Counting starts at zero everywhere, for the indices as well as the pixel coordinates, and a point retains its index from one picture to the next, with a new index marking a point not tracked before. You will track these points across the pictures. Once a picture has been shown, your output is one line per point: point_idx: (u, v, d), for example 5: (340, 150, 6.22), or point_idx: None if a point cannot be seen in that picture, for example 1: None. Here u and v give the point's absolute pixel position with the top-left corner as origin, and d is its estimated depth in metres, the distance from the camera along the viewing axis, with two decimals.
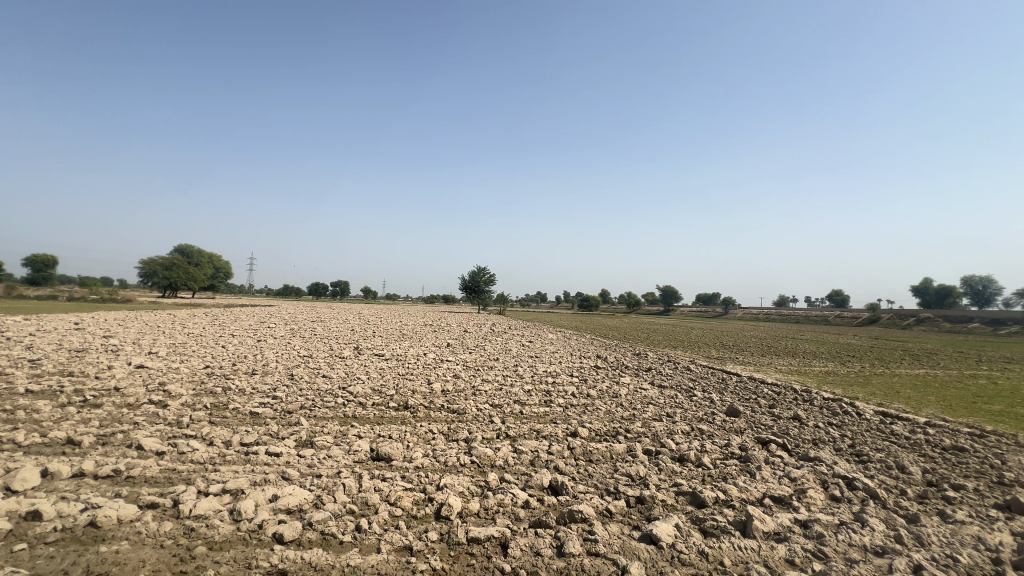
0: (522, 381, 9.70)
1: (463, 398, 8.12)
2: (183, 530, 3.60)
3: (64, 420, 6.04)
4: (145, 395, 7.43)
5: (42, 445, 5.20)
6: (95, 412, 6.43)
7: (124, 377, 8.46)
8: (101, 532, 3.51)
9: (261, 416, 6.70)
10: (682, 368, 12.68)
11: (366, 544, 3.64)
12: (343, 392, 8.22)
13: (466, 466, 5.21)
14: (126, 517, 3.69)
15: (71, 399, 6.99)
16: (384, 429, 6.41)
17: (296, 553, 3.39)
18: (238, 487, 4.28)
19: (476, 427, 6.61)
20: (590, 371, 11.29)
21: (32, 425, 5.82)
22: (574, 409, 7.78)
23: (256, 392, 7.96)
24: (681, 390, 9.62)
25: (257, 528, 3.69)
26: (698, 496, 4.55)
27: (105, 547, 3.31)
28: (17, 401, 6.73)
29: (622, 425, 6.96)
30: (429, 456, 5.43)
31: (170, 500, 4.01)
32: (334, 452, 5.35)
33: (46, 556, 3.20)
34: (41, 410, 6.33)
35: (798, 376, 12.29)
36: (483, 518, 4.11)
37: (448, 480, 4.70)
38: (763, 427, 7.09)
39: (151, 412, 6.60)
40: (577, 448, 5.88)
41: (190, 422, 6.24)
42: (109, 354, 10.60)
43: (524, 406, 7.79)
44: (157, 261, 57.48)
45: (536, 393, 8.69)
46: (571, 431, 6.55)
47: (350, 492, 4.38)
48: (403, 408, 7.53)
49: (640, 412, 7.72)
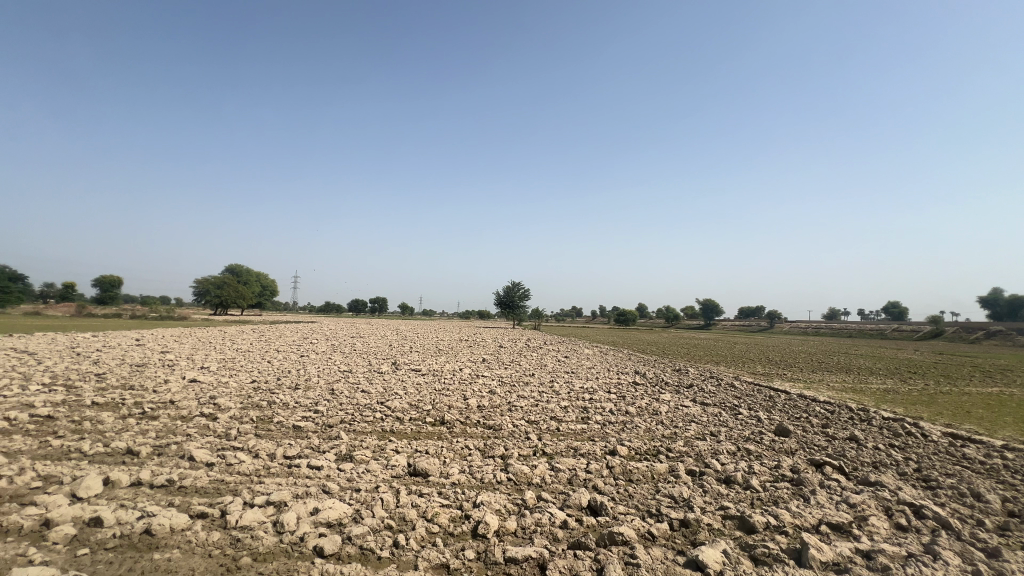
0: (559, 397, 9.57)
1: (499, 414, 8.07)
2: (230, 540, 3.71)
3: (124, 431, 6.41)
4: (197, 408, 7.79)
5: (105, 454, 5.53)
6: (152, 424, 6.79)
7: (179, 390, 8.92)
8: (154, 540, 3.66)
9: (304, 429, 6.88)
10: (726, 384, 12.17)
11: (403, 560, 3.63)
12: (381, 407, 8.34)
13: (503, 484, 5.14)
14: (177, 525, 3.85)
15: (132, 411, 7.43)
16: (421, 443, 6.45)
17: (335, 567, 3.42)
18: (282, 499, 4.39)
19: (512, 443, 6.56)
20: (628, 388, 10.98)
21: (96, 435, 6.21)
22: (612, 426, 7.59)
23: (299, 406, 8.20)
24: (726, 408, 9.24)
25: (298, 541, 3.75)
26: (747, 521, 4.31)
27: (158, 555, 3.45)
28: (84, 412, 7.22)
29: (663, 443, 6.73)
30: (465, 472, 5.41)
31: (218, 510, 4.14)
32: (373, 466, 5.41)
33: (105, 562, 3.36)
34: (105, 421, 6.75)
35: (854, 394, 11.51)
36: (519, 538, 4.02)
37: (485, 498, 4.65)
38: (816, 448, 6.70)
39: (202, 424, 6.90)
40: (615, 466, 5.71)
41: (238, 435, 6.48)
42: (166, 368, 11.23)
43: (561, 423, 7.67)
44: (210, 282, 60.76)
45: (573, 410, 8.54)
46: (610, 449, 6.38)
47: (388, 507, 4.40)
48: (439, 424, 7.55)
49: (682, 430, 7.45)
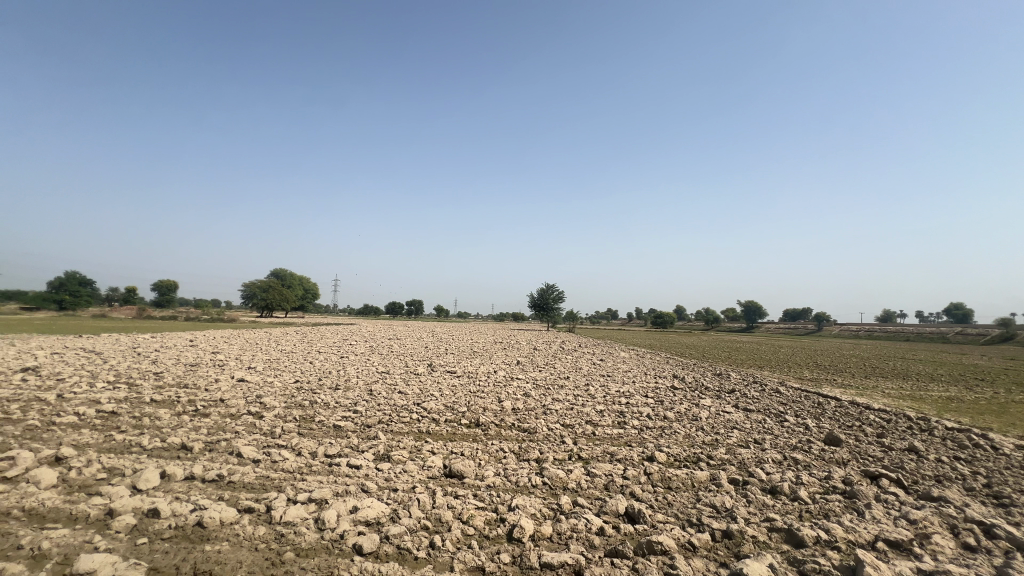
0: (595, 401, 9.43)
1: (534, 417, 8.03)
2: (275, 535, 3.84)
3: (179, 427, 6.78)
4: (245, 406, 8.16)
5: (161, 448, 5.86)
6: (204, 421, 7.16)
7: (228, 389, 9.37)
8: (206, 532, 3.84)
9: (344, 429, 7.07)
10: (770, 390, 11.65)
11: (439, 561, 3.65)
12: (417, 408, 8.47)
13: (538, 488, 5.10)
14: (227, 519, 4.02)
15: (186, 408, 7.86)
16: (456, 445, 6.50)
17: (374, 566, 3.49)
18: (323, 497, 4.51)
19: (547, 447, 6.51)
20: (666, 393, 10.68)
21: (154, 430, 6.60)
22: (650, 431, 7.41)
23: (339, 406, 8.44)
24: (770, 414, 8.85)
25: (339, 538, 3.84)
26: (795, 534, 4.09)
27: (210, 546, 3.62)
28: (144, 409, 7.69)
29: (704, 450, 6.50)
30: (500, 475, 5.40)
31: (264, 505, 4.30)
32: (409, 467, 5.49)
33: (161, 551, 3.54)
34: (161, 418, 7.17)
35: (913, 402, 10.76)
36: (555, 543, 3.97)
37: (520, 501, 4.62)
38: (871, 458, 6.30)
39: (249, 422, 7.22)
40: (654, 473, 5.56)
41: (282, 433, 6.73)
42: (216, 368, 11.83)
43: (597, 427, 7.55)
44: (256, 285, 63.51)
45: (609, 414, 8.39)
46: (648, 455, 6.22)
47: (424, 508, 4.45)
48: (474, 426, 7.59)
49: (723, 437, 7.19)
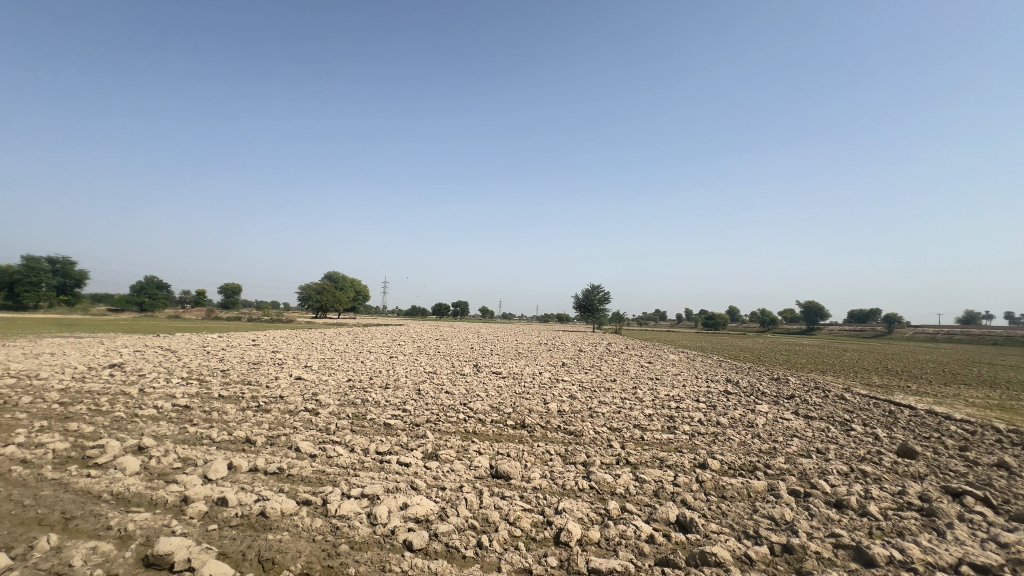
0: (643, 404, 9.20)
1: (581, 420, 7.93)
2: (330, 527, 4.01)
3: (243, 421, 7.24)
4: (302, 403, 8.59)
5: (228, 441, 6.28)
6: (265, 416, 7.60)
7: (287, 386, 9.91)
8: (268, 521, 4.07)
9: (394, 427, 7.29)
10: (834, 396, 10.91)
11: (487, 561, 3.68)
12: (464, 408, 8.59)
13: (585, 492, 5.03)
14: (287, 510, 4.24)
15: (249, 404, 8.38)
16: (502, 446, 6.53)
17: (423, 562, 3.56)
18: (375, 492, 4.67)
19: (594, 450, 6.42)
20: (719, 397, 10.24)
21: (222, 424, 7.08)
22: (702, 437, 7.13)
23: (389, 405, 8.70)
24: (835, 423, 8.28)
25: (390, 533, 3.96)
26: (865, 553, 3.80)
27: (272, 535, 3.83)
28: (213, 404, 8.28)
29: (760, 459, 6.19)
30: (547, 477, 5.38)
31: (320, 499, 4.50)
32: (457, 466, 5.57)
33: (228, 538, 3.79)
34: (228, 412, 7.68)
35: (1002, 413, 9.73)
36: (603, 549, 3.90)
37: (567, 505, 4.58)
38: (952, 474, 5.76)
39: (306, 418, 7.58)
40: (706, 481, 5.35)
41: (337, 429, 7.03)
42: (277, 366, 12.53)
43: (645, 432, 7.36)
44: (312, 287, 66.73)
45: (658, 419, 8.16)
46: (700, 462, 6.00)
47: (472, 507, 4.50)
48: (519, 427, 7.60)
49: (782, 445, 6.81)
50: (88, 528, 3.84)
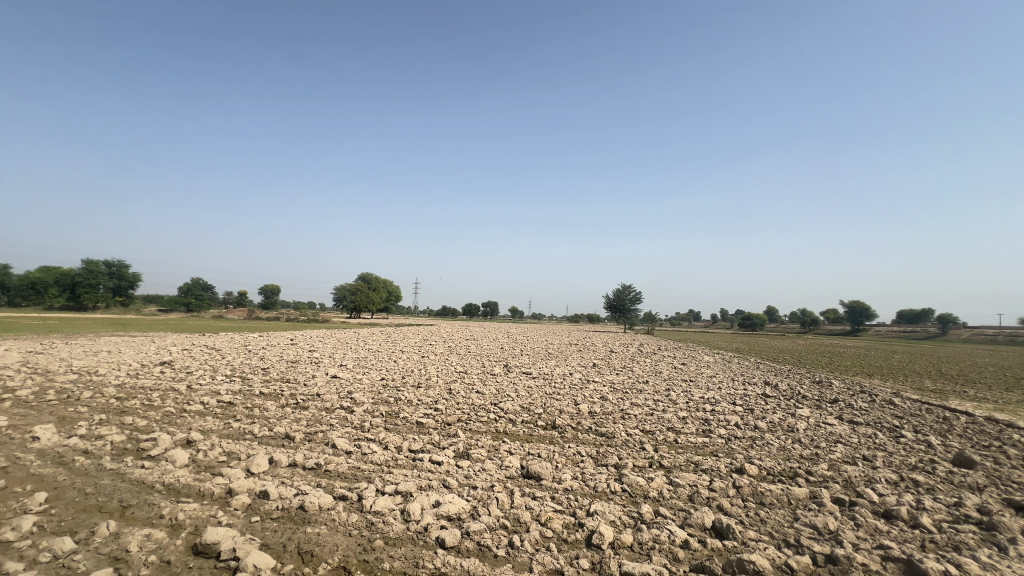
0: (676, 407, 9.01)
1: (612, 422, 7.83)
2: (366, 522, 4.11)
3: (283, 418, 7.52)
4: (338, 401, 8.85)
5: (269, 436, 6.54)
6: (304, 413, 7.87)
7: (324, 384, 10.23)
8: (307, 515, 4.21)
9: (426, 425, 7.40)
10: (882, 401, 10.37)
11: (518, 561, 3.69)
12: (495, 408, 8.64)
13: (617, 495, 4.97)
14: (325, 504, 4.38)
15: (288, 401, 8.69)
16: (533, 446, 6.54)
17: (456, 560, 3.61)
18: (408, 490, 4.76)
19: (626, 453, 6.33)
20: (757, 401, 9.91)
21: (263, 420, 7.37)
22: (739, 442, 6.92)
23: (421, 404, 8.85)
24: (883, 429, 7.88)
25: (423, 530, 4.03)
26: (916, 566, 3.60)
27: (311, 529, 3.97)
28: (254, 400, 8.63)
29: (802, 465, 5.95)
30: (578, 479, 5.34)
31: (356, 494, 4.63)
32: (488, 466, 5.61)
33: (270, 530, 3.95)
34: (269, 409, 7.99)
35: None
36: (636, 553, 3.85)
37: (598, 507, 4.54)
38: (1016, 486, 5.38)
39: (342, 416, 7.81)
40: (743, 487, 5.19)
41: (371, 427, 7.21)
42: (314, 365, 12.95)
43: (679, 435, 7.21)
44: (346, 288, 68.54)
45: (692, 421, 7.98)
46: (737, 467, 5.82)
47: (503, 507, 4.52)
48: (550, 428, 7.59)
49: (825, 451, 6.52)
50: (143, 516, 4.08)
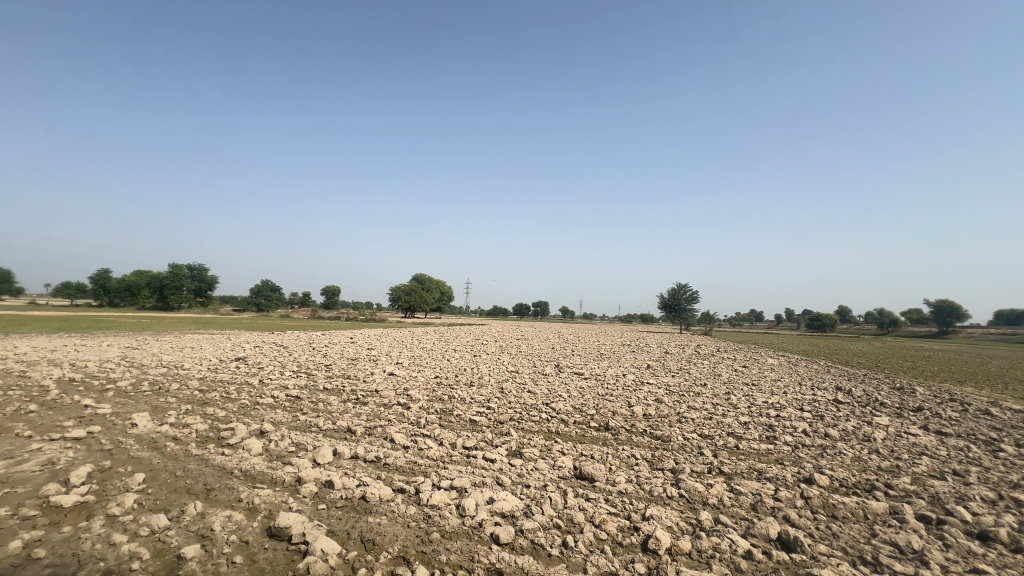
0: (737, 411, 8.61)
1: (668, 425, 7.61)
2: (423, 515, 4.26)
3: (345, 412, 7.93)
4: (395, 397, 9.20)
5: (333, 429, 6.92)
6: (364, 408, 8.26)
7: (382, 381, 10.67)
8: (369, 505, 4.43)
9: (479, 423, 7.54)
10: (977, 411, 9.36)
11: (572, 561, 3.68)
12: (546, 408, 8.64)
13: (674, 500, 4.83)
14: (384, 496, 4.58)
15: (349, 396, 9.15)
16: (586, 447, 6.49)
17: (510, 556, 3.66)
18: (463, 485, 4.88)
19: (683, 457, 6.14)
20: (828, 407, 9.26)
21: (327, 414, 7.81)
22: (807, 450, 6.51)
23: (474, 402, 9.02)
24: (977, 442, 7.11)
25: (477, 526, 4.11)
26: None
27: (372, 519, 4.16)
28: (319, 395, 9.17)
29: (880, 478, 5.51)
30: (633, 482, 5.24)
31: (414, 488, 4.80)
32: (540, 465, 5.62)
33: (335, 517, 4.19)
34: (332, 403, 8.46)
35: None
36: (695, 561, 3.73)
37: (654, 512, 4.44)
38: None
39: (399, 412, 8.11)
40: (813, 498, 4.88)
41: (426, 423, 7.44)
42: (372, 362, 13.56)
43: (740, 441, 6.89)
44: (401, 288, 70.92)
45: (755, 427, 7.59)
46: (805, 477, 5.48)
47: (556, 506, 4.53)
48: (603, 429, 7.49)
49: (908, 464, 5.99)
50: (224, 499, 4.46)
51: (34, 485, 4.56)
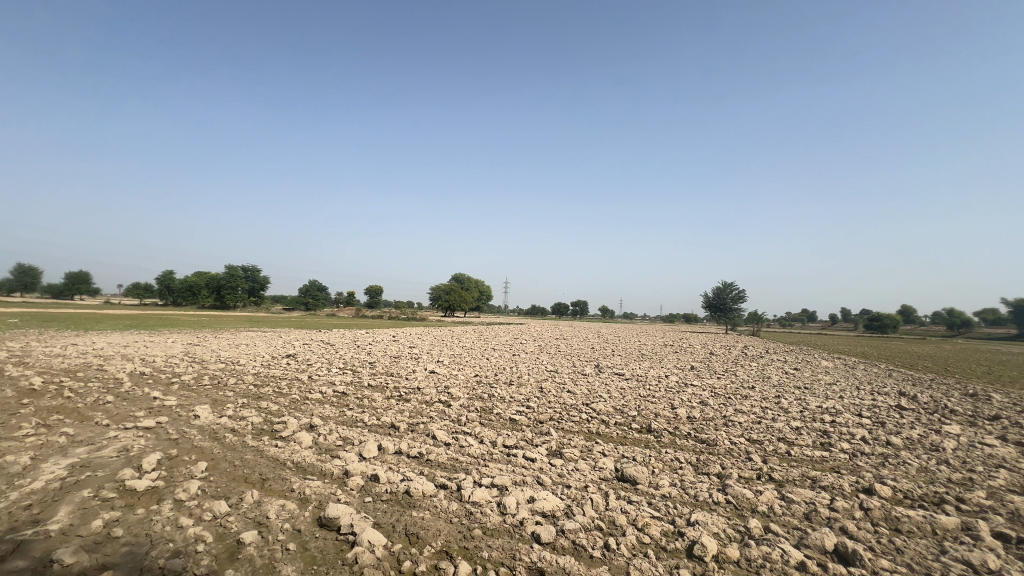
0: (788, 416, 8.23)
1: (713, 429, 7.37)
2: (465, 512, 4.33)
3: (389, 408, 8.17)
4: (436, 395, 9.39)
5: (378, 425, 7.15)
6: (406, 405, 8.48)
7: (423, 379, 10.92)
8: (412, 499, 4.55)
9: (519, 422, 7.57)
10: None
11: (615, 564, 3.64)
12: (587, 408, 8.57)
13: (721, 506, 4.68)
14: (427, 491, 4.68)
15: (393, 393, 9.42)
16: (627, 449, 6.39)
17: (552, 556, 3.66)
18: (504, 483, 4.92)
19: (730, 462, 5.93)
20: (889, 413, 8.68)
21: (372, 410, 8.08)
22: (867, 459, 6.14)
23: (514, 401, 9.06)
24: None
25: (518, 524, 4.14)
26: None
27: (416, 513, 4.27)
28: (364, 391, 9.49)
29: (951, 491, 5.11)
30: (677, 486, 5.12)
31: (455, 484, 4.89)
32: (581, 466, 5.59)
33: (380, 510, 4.32)
34: (376, 400, 8.73)
35: None
36: (743, 570, 3.61)
37: (700, 517, 4.32)
38: None
39: (441, 409, 8.28)
40: (873, 510, 4.59)
41: (467, 421, 7.55)
42: (414, 360, 13.88)
43: (792, 447, 6.58)
44: (440, 288, 72.13)
45: (808, 433, 7.23)
46: (865, 487, 5.17)
47: (598, 508, 4.48)
48: (645, 431, 7.36)
49: (983, 477, 5.53)
50: (278, 489, 4.70)
51: (112, 470, 4.98)
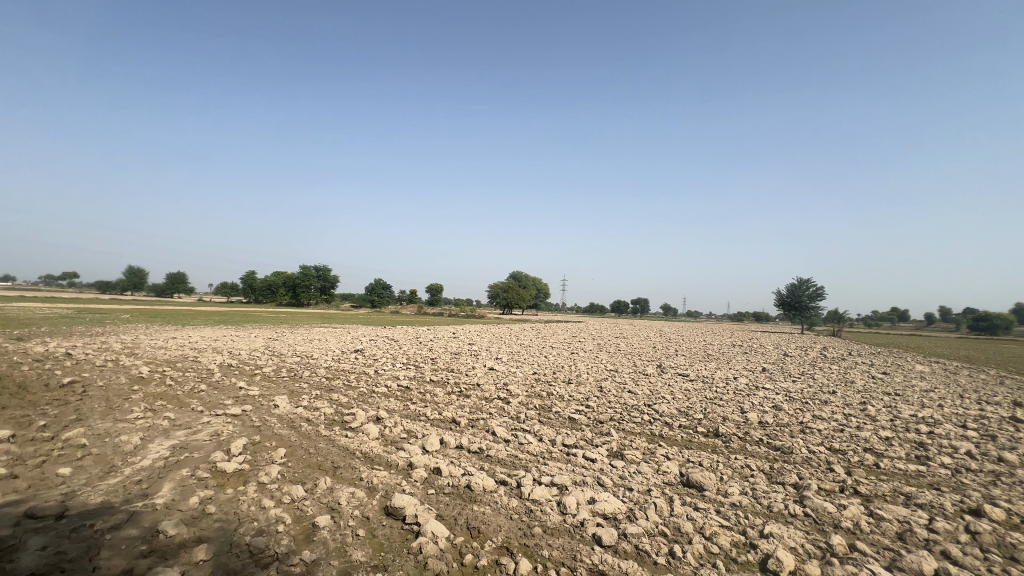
0: (876, 424, 7.51)
1: (789, 435, 6.88)
2: (525, 509, 4.34)
3: (449, 404, 8.38)
4: (495, 391, 9.51)
5: (440, 419, 7.35)
6: (466, 401, 8.66)
7: (482, 375, 11.10)
8: (473, 494, 4.62)
9: (579, 422, 7.48)
10: None
11: (680, 572, 3.50)
12: (649, 409, 8.32)
13: (798, 519, 4.35)
14: (487, 487, 4.75)
15: (453, 389, 9.66)
16: (693, 453, 6.12)
17: (614, 560, 3.58)
18: (564, 483, 4.88)
19: (809, 472, 5.51)
20: (1002, 426, 7.66)
21: (434, 404, 8.33)
22: (973, 475, 5.47)
23: (573, 400, 8.97)
24: None
25: (579, 525, 4.09)
26: None
27: (476, 508, 4.35)
28: (426, 386, 9.80)
29: None
30: (748, 495, 4.83)
31: (515, 481, 4.91)
32: (644, 469, 5.42)
33: (443, 502, 4.44)
34: (438, 395, 8.99)
35: None
36: None
37: (774, 530, 4.04)
38: None
39: (499, 406, 8.37)
40: (982, 535, 4.07)
41: (526, 419, 7.57)
42: (473, 357, 14.15)
43: (881, 458, 5.99)
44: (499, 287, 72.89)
45: (901, 444, 6.55)
46: (971, 508, 4.60)
47: (662, 513, 4.33)
48: (713, 435, 7.01)
49: None
50: (348, 477, 4.96)
51: (205, 452, 5.49)
